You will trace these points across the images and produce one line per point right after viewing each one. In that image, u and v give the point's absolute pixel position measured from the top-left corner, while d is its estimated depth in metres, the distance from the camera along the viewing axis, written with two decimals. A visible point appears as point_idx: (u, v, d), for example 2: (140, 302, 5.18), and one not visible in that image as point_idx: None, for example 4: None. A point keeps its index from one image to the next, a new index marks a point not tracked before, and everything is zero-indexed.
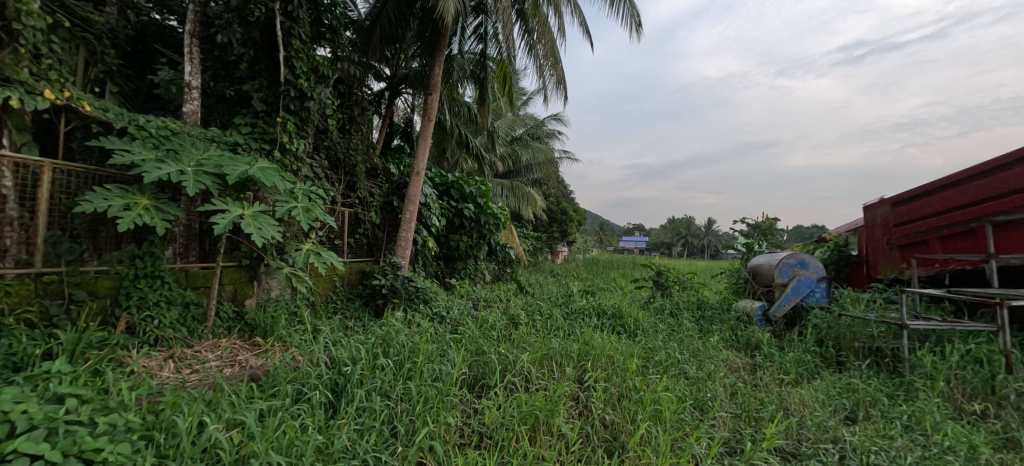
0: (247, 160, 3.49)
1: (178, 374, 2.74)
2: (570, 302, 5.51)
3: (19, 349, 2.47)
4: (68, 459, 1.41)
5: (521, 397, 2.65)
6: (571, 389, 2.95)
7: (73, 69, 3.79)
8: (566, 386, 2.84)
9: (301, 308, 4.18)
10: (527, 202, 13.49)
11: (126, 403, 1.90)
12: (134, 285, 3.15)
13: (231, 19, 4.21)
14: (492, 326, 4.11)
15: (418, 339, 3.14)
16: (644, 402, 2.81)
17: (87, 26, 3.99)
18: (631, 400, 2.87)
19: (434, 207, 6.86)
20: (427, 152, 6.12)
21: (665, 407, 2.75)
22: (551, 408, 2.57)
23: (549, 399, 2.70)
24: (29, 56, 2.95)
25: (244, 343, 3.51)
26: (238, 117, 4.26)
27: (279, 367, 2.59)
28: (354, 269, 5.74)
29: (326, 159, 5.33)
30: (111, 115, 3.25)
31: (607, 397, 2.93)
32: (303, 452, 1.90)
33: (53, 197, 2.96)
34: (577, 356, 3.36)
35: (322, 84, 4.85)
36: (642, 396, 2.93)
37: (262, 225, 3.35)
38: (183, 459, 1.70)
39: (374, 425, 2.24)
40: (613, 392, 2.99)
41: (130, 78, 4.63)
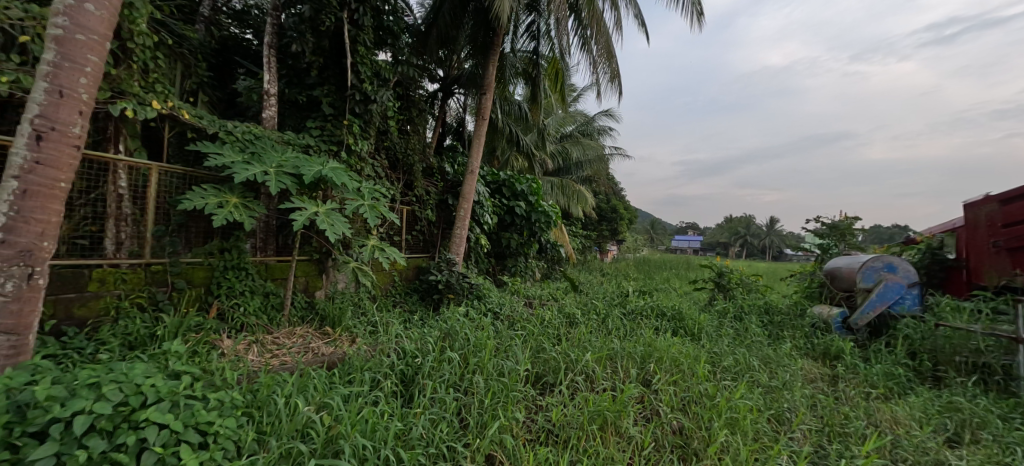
0: (321, 161, 3.72)
1: (262, 357, 3.00)
2: (626, 301, 5.40)
3: (136, 331, 2.80)
4: (188, 430, 1.60)
5: (587, 397, 2.65)
6: (638, 391, 2.90)
7: (173, 82, 4.23)
8: (633, 389, 2.79)
9: (364, 300, 4.42)
10: (577, 200, 13.36)
11: (230, 381, 2.11)
12: (225, 275, 3.48)
13: (305, 30, 4.51)
14: (549, 324, 4.13)
15: (480, 334, 3.21)
16: (720, 409, 2.72)
17: (183, 41, 4.44)
18: (705, 406, 2.79)
19: (488, 205, 6.96)
20: (482, 151, 6.21)
21: (742, 415, 2.65)
22: (619, 409, 2.56)
23: (616, 400, 2.69)
24: (139, 71, 3.30)
25: (316, 332, 3.75)
26: (310, 121, 4.57)
27: (353, 356, 2.76)
28: (412, 265, 5.97)
29: (386, 159, 5.56)
30: (205, 122, 3.59)
31: (677, 401, 2.86)
32: (384, 438, 2.00)
33: (159, 196, 3.30)
34: (641, 358, 3.30)
35: (384, 87, 5.08)
36: (714, 404, 2.83)
37: (334, 222, 3.57)
38: (281, 435, 1.88)
39: (446, 415, 2.32)
40: (684, 397, 2.91)
41: (216, 87, 5.10)
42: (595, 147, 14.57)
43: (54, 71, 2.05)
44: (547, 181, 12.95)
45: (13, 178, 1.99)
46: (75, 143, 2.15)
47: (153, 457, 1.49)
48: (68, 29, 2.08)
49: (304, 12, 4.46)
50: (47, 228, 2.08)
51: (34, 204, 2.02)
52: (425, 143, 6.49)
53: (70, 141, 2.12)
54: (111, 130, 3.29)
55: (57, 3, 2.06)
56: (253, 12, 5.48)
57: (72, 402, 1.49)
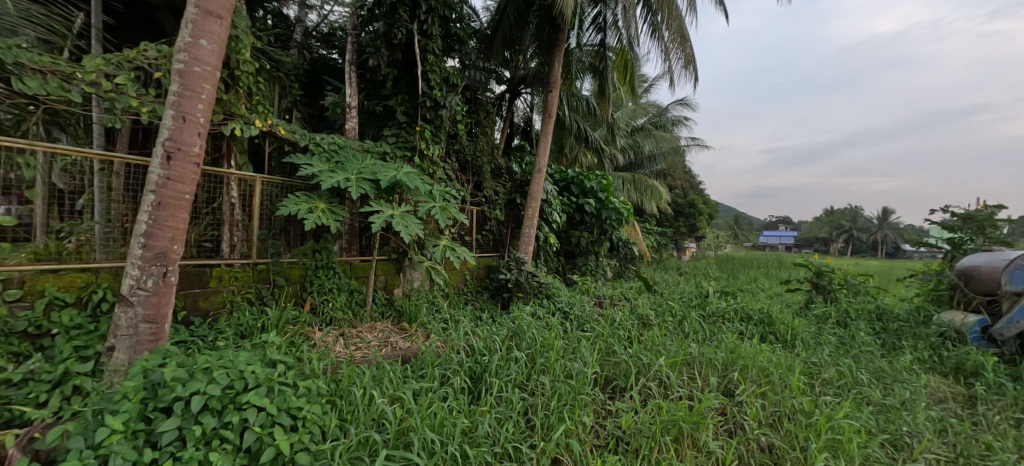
0: (395, 167, 3.96)
1: (347, 350, 3.28)
2: (706, 302, 5.06)
3: (246, 322, 3.20)
4: (282, 413, 1.80)
5: (661, 405, 2.54)
6: (719, 402, 2.72)
7: (273, 103, 4.73)
8: (712, 399, 2.61)
9: (438, 297, 4.62)
10: (651, 196, 12.77)
11: (316, 371, 2.32)
12: (316, 273, 3.85)
13: (381, 45, 4.82)
14: (621, 325, 4.00)
15: (548, 334, 3.21)
16: (818, 429, 2.47)
17: (279, 65, 4.97)
18: (800, 424, 2.55)
19: (556, 203, 6.92)
20: (549, 149, 6.18)
21: (849, 438, 2.39)
22: (697, 421, 2.42)
23: (694, 410, 2.55)
24: (245, 95, 3.74)
25: (395, 327, 4.01)
26: (387, 129, 4.87)
27: (426, 352, 2.90)
28: (482, 264, 6.13)
29: (457, 162, 5.75)
30: (297, 136, 3.98)
31: (766, 416, 2.63)
32: (452, 433, 2.08)
33: (263, 204, 3.72)
34: (723, 366, 3.08)
35: (453, 93, 5.26)
36: (811, 423, 2.57)
37: (408, 224, 3.77)
38: (359, 424, 2.03)
39: (512, 415, 2.34)
40: (774, 412, 2.67)
41: (307, 104, 5.65)
42: (669, 139, 13.85)
43: (178, 99, 2.40)
44: (618, 177, 12.55)
45: (151, 192, 2.36)
46: (196, 161, 2.49)
47: (253, 435, 1.70)
48: (188, 62, 2.42)
49: (380, 29, 4.77)
50: (177, 234, 2.44)
51: (166, 214, 2.38)
52: (493, 145, 6.62)
53: (192, 159, 2.46)
54: (224, 147, 3.77)
55: (179, 42, 2.41)
56: (339, 34, 6.27)
57: (191, 383, 1.73)
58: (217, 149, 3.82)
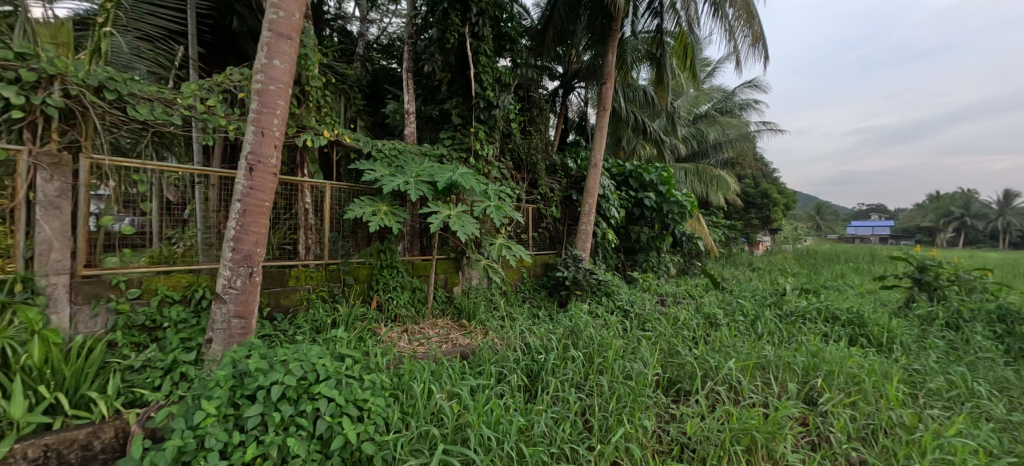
0: (451, 168, 4.07)
1: (411, 345, 3.45)
2: (783, 301, 4.68)
3: (320, 318, 3.47)
4: (350, 405, 1.92)
5: (731, 412, 2.41)
6: (799, 411, 2.54)
7: (340, 113, 5.06)
8: (790, 407, 2.45)
9: (496, 296, 4.71)
10: (718, 187, 12.03)
11: (381, 365, 2.45)
12: (382, 273, 4.09)
13: (435, 51, 4.98)
14: (685, 325, 3.81)
15: (606, 333, 3.15)
16: (922, 447, 2.22)
17: (344, 78, 5.31)
18: (900, 442, 2.31)
19: (614, 198, 6.74)
20: (604, 143, 6.03)
21: (960, 459, 2.10)
22: (773, 431, 2.26)
23: (769, 419, 2.38)
24: (314, 108, 4.04)
25: (455, 324, 4.15)
26: (443, 132, 5.03)
27: (483, 349, 2.96)
28: (539, 261, 6.14)
29: (511, 161, 5.79)
30: (361, 143, 4.23)
31: (855, 431, 2.41)
32: (508, 430, 2.10)
33: (333, 208, 3.99)
34: (805, 372, 2.87)
35: (505, 92, 5.31)
36: (913, 440, 2.31)
37: (465, 223, 3.87)
38: (419, 417, 2.12)
39: (569, 415, 2.33)
40: (866, 426, 2.44)
41: (370, 113, 5.99)
42: (737, 125, 12.96)
43: (258, 116, 2.64)
44: (680, 169, 11.96)
45: (237, 201, 2.63)
46: (274, 172, 2.73)
47: (325, 423, 1.83)
48: (265, 82, 2.66)
49: (433, 35, 4.91)
50: (260, 238, 2.69)
51: (251, 221, 2.64)
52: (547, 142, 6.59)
53: (270, 170, 2.70)
54: (298, 158, 4.09)
55: (256, 64, 2.65)
56: (397, 44, 6.61)
57: (271, 373, 1.90)
58: (292, 159, 4.15)
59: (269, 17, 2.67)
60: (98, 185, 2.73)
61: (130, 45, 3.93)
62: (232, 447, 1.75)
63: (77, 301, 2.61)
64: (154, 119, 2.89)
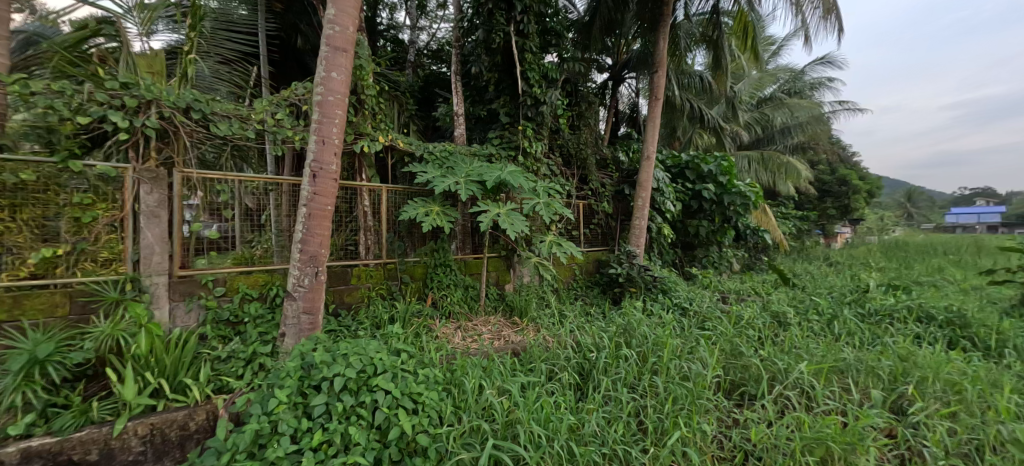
0: (500, 167, 4.12)
1: (465, 341, 3.56)
2: (864, 298, 4.27)
3: (380, 315, 3.66)
4: (406, 398, 2.02)
5: (803, 419, 2.27)
6: (884, 421, 2.35)
7: (394, 119, 5.28)
8: (873, 417, 2.27)
9: (547, 293, 4.73)
10: (786, 175, 11.18)
11: (434, 360, 2.55)
12: (436, 271, 4.24)
13: (482, 52, 5.05)
14: (749, 323, 3.59)
15: (661, 332, 3.05)
16: None
17: (397, 85, 5.54)
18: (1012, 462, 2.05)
19: (669, 191, 6.46)
20: (657, 134, 5.81)
21: None
22: (852, 441, 2.09)
23: (847, 428, 2.20)
24: (370, 115, 4.25)
25: (507, 321, 4.23)
26: (492, 132, 5.11)
27: (534, 346, 2.97)
28: (591, 258, 6.05)
29: (560, 157, 5.75)
30: (414, 146, 4.40)
31: (953, 446, 2.18)
32: (558, 429, 2.09)
33: (390, 210, 4.18)
34: (892, 378, 2.64)
35: (552, 88, 5.28)
36: None
37: (514, 221, 3.90)
38: (471, 412, 2.18)
39: (621, 416, 2.29)
40: (967, 442, 2.20)
41: (422, 117, 6.20)
42: (807, 107, 11.94)
43: (319, 126, 2.83)
44: (743, 157, 11.24)
45: (303, 206, 2.84)
46: (334, 177, 2.91)
47: (383, 414, 1.94)
48: (324, 94, 2.85)
49: (479, 36, 4.99)
50: (324, 240, 2.88)
51: (315, 224, 2.84)
52: (597, 135, 6.46)
53: (330, 176, 2.88)
54: (356, 163, 4.32)
55: (316, 78, 2.84)
56: (446, 49, 6.78)
57: (334, 366, 2.03)
58: (351, 165, 4.40)
59: (326, 33, 2.85)
60: (188, 196, 3.05)
61: (212, 69, 4.38)
62: (301, 432, 1.89)
63: (174, 298, 2.94)
64: (232, 134, 3.19)
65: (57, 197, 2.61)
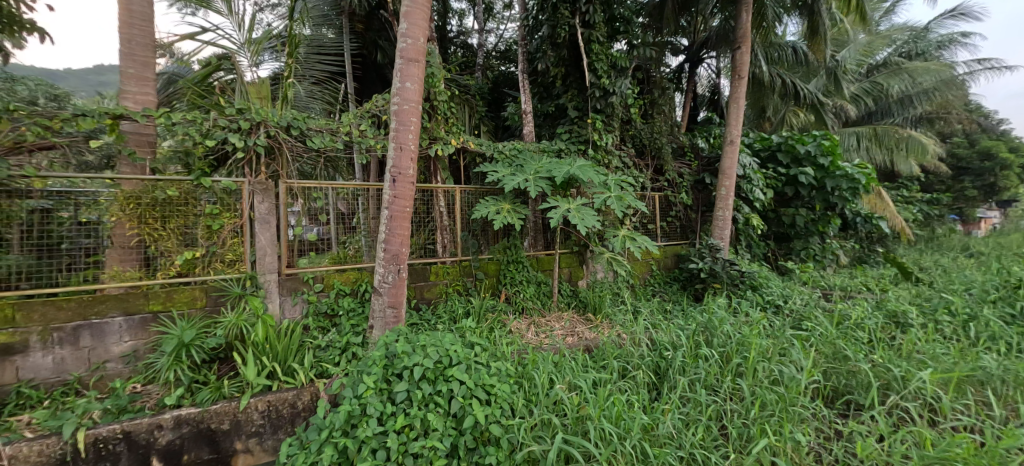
0: (570, 162, 4.11)
1: (538, 337, 3.64)
2: (1013, 296, 3.59)
3: (457, 309, 3.86)
4: (480, 389, 2.13)
5: (924, 435, 2.01)
6: None
7: (466, 121, 5.50)
8: (1020, 437, 1.93)
9: (622, 289, 4.65)
10: (905, 153, 9.69)
11: (507, 354, 2.63)
12: (509, 268, 4.36)
13: (547, 48, 5.06)
14: (855, 323, 3.21)
15: (746, 330, 2.85)
16: None
17: (467, 88, 5.75)
18: None
19: (758, 178, 5.90)
20: (741, 117, 5.37)
21: None
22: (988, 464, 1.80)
23: (983, 449, 1.91)
24: (443, 119, 4.47)
25: (581, 318, 4.23)
26: (560, 128, 5.11)
27: (607, 343, 2.93)
28: (670, 253, 5.78)
29: (633, 148, 5.56)
30: (484, 147, 4.55)
31: None
32: (630, 427, 2.05)
33: (463, 210, 4.36)
34: None
35: (622, 77, 5.12)
36: None
37: (585, 216, 3.87)
38: (542, 406, 2.23)
39: (700, 419, 2.19)
40: None
41: (492, 118, 6.38)
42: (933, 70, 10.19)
43: (397, 133, 3.05)
44: (849, 135, 9.94)
45: (385, 208, 3.08)
46: (411, 181, 3.12)
47: (459, 403, 2.06)
48: (400, 103, 3.06)
49: (545, 32, 5.02)
50: (404, 240, 3.11)
51: (396, 225, 3.07)
52: (672, 123, 6.15)
53: (407, 179, 3.09)
54: (432, 167, 4.57)
55: (393, 89, 3.06)
56: (514, 48, 6.91)
57: (414, 356, 2.19)
58: (427, 168, 4.65)
59: (400, 46, 3.06)
60: (292, 203, 3.46)
61: (308, 91, 4.93)
62: (387, 415, 2.07)
63: (283, 293, 3.37)
64: (324, 146, 3.56)
65: (194, 209, 3.10)
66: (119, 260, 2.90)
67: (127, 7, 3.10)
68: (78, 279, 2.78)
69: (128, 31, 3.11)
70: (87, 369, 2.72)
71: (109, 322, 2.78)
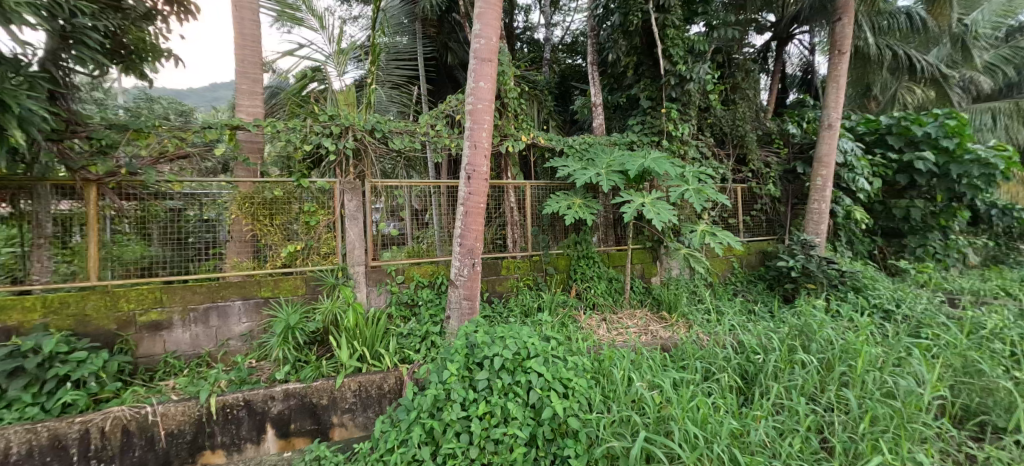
0: (644, 154, 3.97)
1: (610, 333, 3.60)
2: None
3: (529, 303, 3.92)
4: (557, 382, 2.15)
5: None
6: None
7: (535, 117, 5.53)
8: None
9: (700, 287, 4.43)
10: None
11: (582, 349, 2.63)
12: (579, 263, 4.34)
13: (619, 37, 4.91)
14: (992, 333, 2.75)
15: (850, 336, 2.58)
16: None
17: (535, 84, 5.77)
18: None
19: (862, 166, 5.27)
20: (841, 98, 4.81)
21: None
22: None
23: None
24: (513, 116, 4.53)
25: (655, 316, 4.09)
26: (632, 119, 4.95)
27: (686, 343, 2.81)
28: (754, 249, 5.38)
29: (712, 137, 5.23)
30: (554, 142, 4.54)
31: None
32: (717, 432, 1.96)
33: (534, 205, 4.39)
34: None
35: (700, 61, 4.82)
36: None
37: (661, 210, 3.72)
38: (621, 402, 2.20)
39: (798, 429, 2.02)
40: None
41: (560, 112, 6.36)
42: None
43: (472, 132, 3.15)
44: (981, 112, 8.48)
45: (462, 205, 3.20)
46: (485, 178, 3.22)
47: (538, 394, 2.11)
48: (475, 103, 3.15)
49: (616, 21, 4.86)
50: (478, 234, 3.21)
51: (471, 220, 3.18)
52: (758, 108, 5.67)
53: (481, 176, 3.18)
54: (502, 163, 4.66)
55: (468, 89, 3.16)
56: (582, 40, 6.80)
57: (494, 348, 2.26)
58: (498, 165, 4.75)
59: (474, 47, 3.14)
60: (376, 201, 3.73)
61: (388, 95, 5.25)
62: (469, 401, 2.16)
63: (369, 283, 3.65)
64: (404, 147, 3.78)
65: (295, 207, 3.46)
66: (237, 252, 3.31)
67: (241, 31, 3.53)
68: (206, 268, 3.21)
69: (242, 52, 3.54)
70: (215, 344, 3.16)
71: (231, 305, 3.20)
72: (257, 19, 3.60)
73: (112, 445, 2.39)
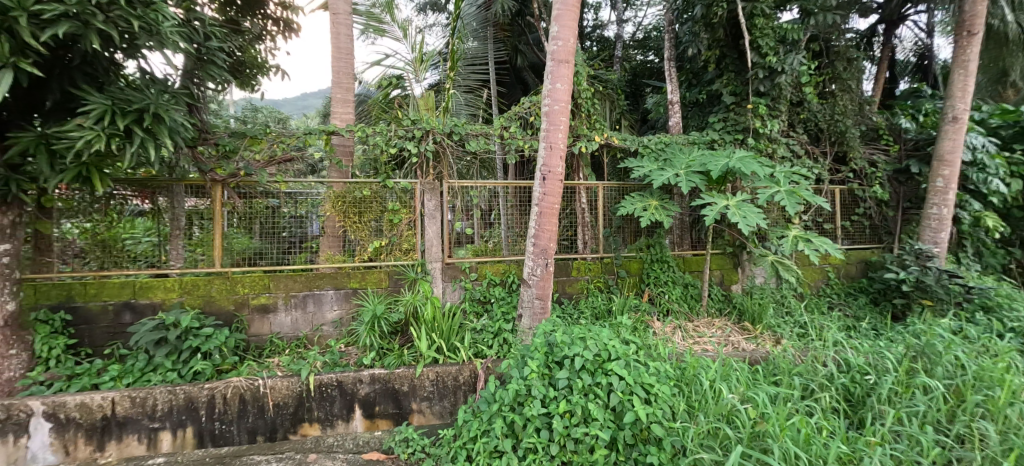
0: (728, 153, 3.75)
1: (687, 342, 3.45)
2: None
3: (600, 306, 3.88)
4: (638, 387, 2.10)
5: None
6: None
7: (607, 116, 5.43)
8: None
9: (788, 298, 4.09)
10: None
11: (662, 356, 2.54)
12: (653, 267, 4.21)
13: (700, 30, 4.66)
14: None
15: (986, 363, 2.24)
16: None
17: (608, 83, 5.67)
18: None
19: (998, 165, 4.52)
20: (971, 86, 4.18)
21: None
22: None
23: None
24: (586, 116, 4.48)
25: (736, 326, 3.85)
26: (713, 117, 4.68)
27: (778, 357, 2.60)
28: (855, 258, 4.85)
29: (805, 134, 4.79)
30: (628, 142, 4.43)
31: None
32: (821, 455, 1.80)
33: (606, 206, 4.31)
34: None
35: (793, 52, 4.43)
36: None
37: (747, 213, 3.48)
38: (709, 413, 2.10)
39: (921, 461, 1.79)
40: None
41: (632, 111, 6.18)
42: None
43: (549, 133, 3.17)
44: None
45: (536, 205, 3.24)
46: (560, 179, 3.22)
47: (618, 397, 2.08)
48: (551, 104, 3.17)
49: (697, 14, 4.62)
50: (552, 235, 3.23)
51: (546, 220, 3.20)
52: (861, 101, 5.09)
53: (556, 177, 3.19)
54: (574, 164, 4.63)
55: (545, 91, 3.19)
56: (655, 35, 6.56)
57: (572, 348, 2.26)
58: (569, 166, 4.73)
59: (552, 49, 3.17)
60: (452, 200, 3.89)
61: (464, 99, 5.44)
62: (549, 399, 2.18)
63: (445, 279, 3.83)
64: (480, 148, 3.90)
65: (381, 205, 3.71)
66: (329, 246, 3.62)
67: (337, 45, 3.86)
68: (305, 260, 3.55)
69: (337, 64, 3.88)
70: (311, 328, 3.49)
71: (325, 293, 3.52)
72: (350, 32, 3.91)
73: (232, 410, 2.74)
